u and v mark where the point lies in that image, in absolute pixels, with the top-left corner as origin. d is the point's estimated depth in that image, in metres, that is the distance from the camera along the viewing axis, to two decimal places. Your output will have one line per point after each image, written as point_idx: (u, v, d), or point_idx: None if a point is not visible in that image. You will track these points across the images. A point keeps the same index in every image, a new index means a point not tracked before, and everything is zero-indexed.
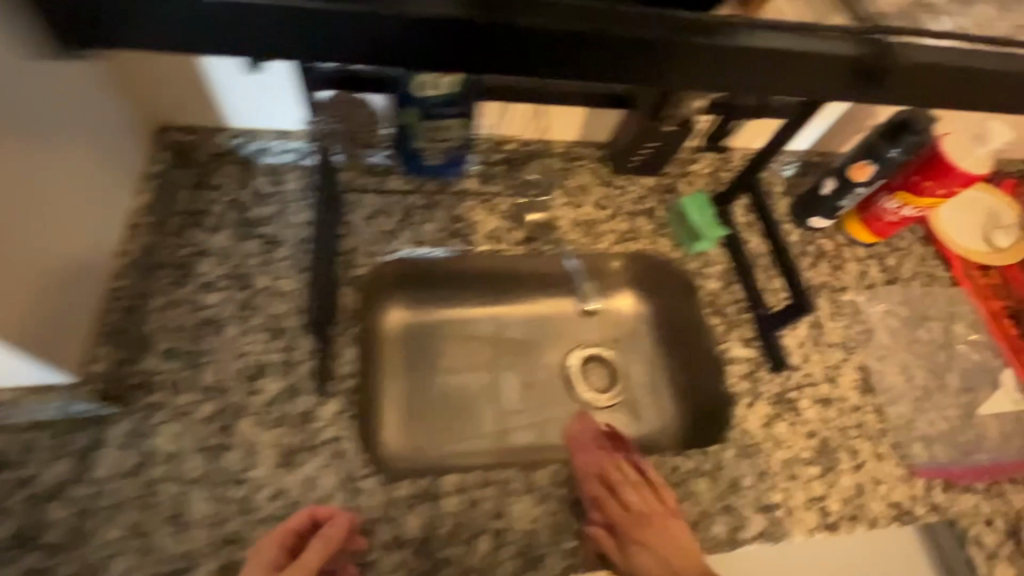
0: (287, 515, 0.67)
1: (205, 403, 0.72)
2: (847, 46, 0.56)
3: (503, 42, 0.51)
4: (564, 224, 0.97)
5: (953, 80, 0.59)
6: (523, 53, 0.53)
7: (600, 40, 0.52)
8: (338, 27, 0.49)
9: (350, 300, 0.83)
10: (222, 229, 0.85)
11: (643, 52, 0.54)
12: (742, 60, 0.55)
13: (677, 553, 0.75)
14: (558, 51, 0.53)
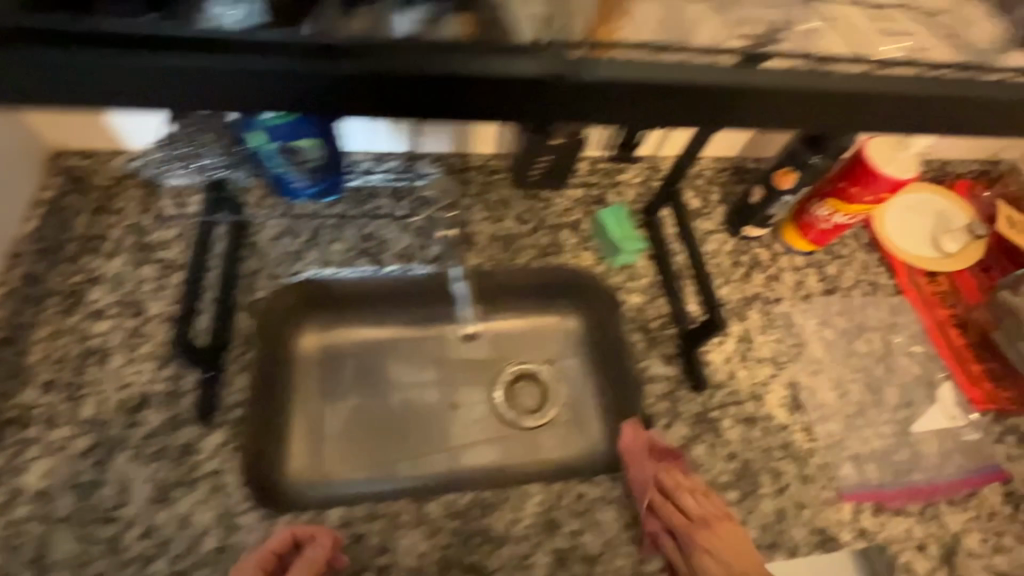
0: (156, 555, 0.65)
1: (81, 438, 0.69)
2: (700, 74, 0.50)
3: (302, 85, 0.46)
4: (481, 240, 0.94)
5: (829, 104, 0.53)
6: (329, 95, 0.47)
7: (412, 80, 0.47)
8: (177, 76, 0.44)
9: (244, 324, 0.80)
10: (118, 254, 0.82)
11: (467, 90, 0.48)
12: (580, 95, 0.50)
13: (738, 558, 0.67)
14: (368, 92, 0.47)
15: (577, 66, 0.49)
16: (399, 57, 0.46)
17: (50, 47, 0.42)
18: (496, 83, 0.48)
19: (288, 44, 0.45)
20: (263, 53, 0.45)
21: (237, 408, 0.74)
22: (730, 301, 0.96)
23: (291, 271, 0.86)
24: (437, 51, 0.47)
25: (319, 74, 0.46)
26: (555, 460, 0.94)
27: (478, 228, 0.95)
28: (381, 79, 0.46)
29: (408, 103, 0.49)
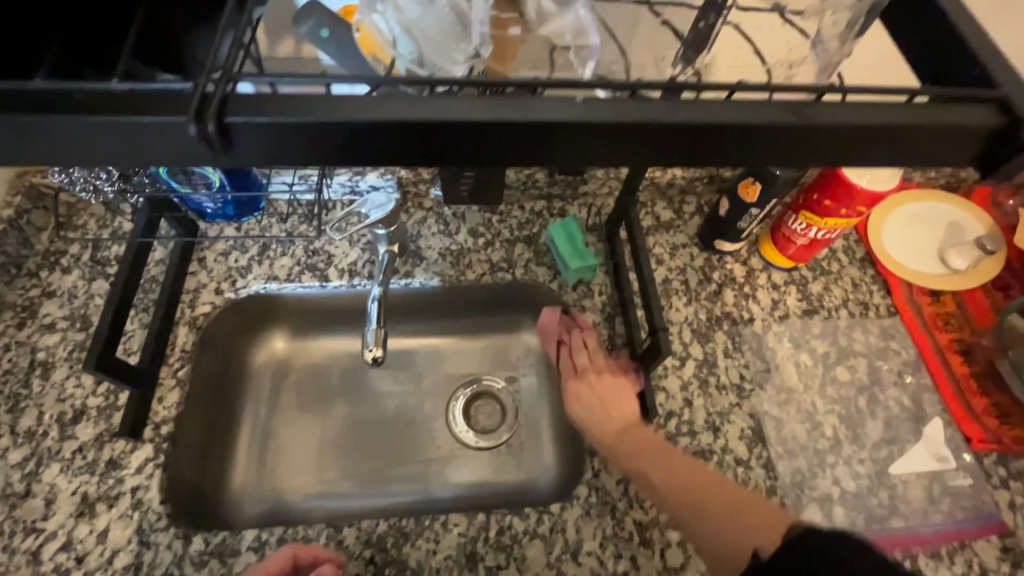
0: (71, 569, 0.66)
1: (17, 450, 0.72)
2: (552, 107, 0.40)
3: (54, 143, 0.38)
4: (432, 255, 0.93)
5: (732, 140, 0.42)
6: (91, 150, 0.39)
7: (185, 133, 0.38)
8: None
9: (183, 338, 0.82)
10: (74, 269, 0.85)
11: (256, 139, 0.39)
12: (403, 141, 0.40)
13: (626, 417, 0.74)
14: (135, 146, 0.39)
15: (393, 106, 0.39)
16: (162, 108, 0.38)
17: None
18: (292, 131, 0.39)
19: (29, 95, 0.38)
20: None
21: (166, 425, 0.76)
22: (696, 320, 0.88)
23: (236, 286, 0.87)
24: (212, 96, 0.39)
25: (69, 129, 0.38)
26: (504, 485, 0.89)
27: (429, 243, 0.93)
28: (141, 130, 0.38)
29: (189, 156, 0.40)
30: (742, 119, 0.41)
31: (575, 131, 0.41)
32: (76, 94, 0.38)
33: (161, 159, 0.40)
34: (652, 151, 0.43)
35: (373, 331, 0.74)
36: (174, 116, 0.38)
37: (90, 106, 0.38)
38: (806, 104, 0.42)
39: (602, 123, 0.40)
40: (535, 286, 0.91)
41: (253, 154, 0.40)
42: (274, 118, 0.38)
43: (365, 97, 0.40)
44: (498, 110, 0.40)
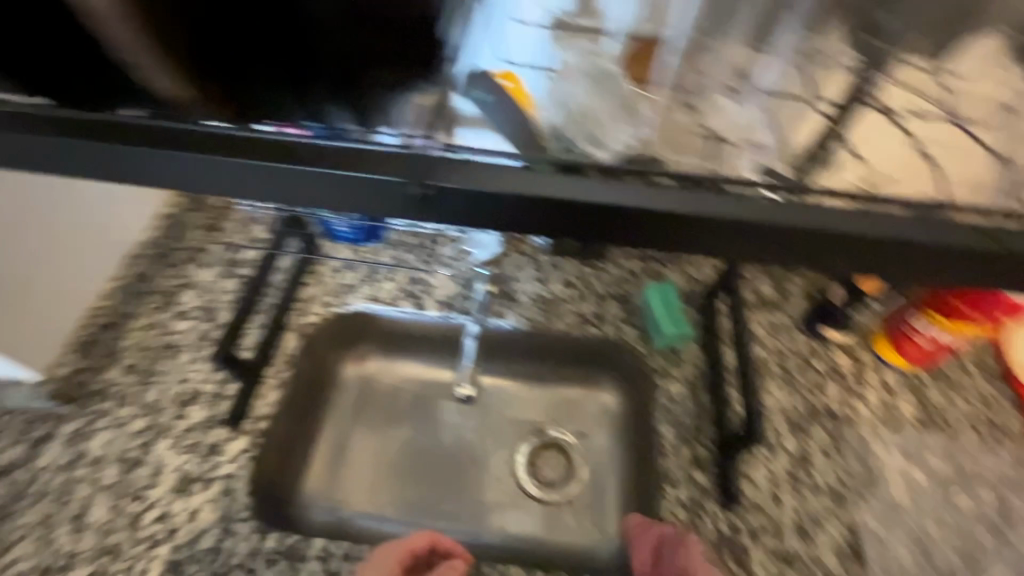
0: (164, 540, 0.71)
1: (138, 419, 0.80)
2: (715, 204, 0.42)
3: (238, 177, 0.43)
4: (524, 299, 0.94)
5: (895, 250, 0.42)
6: (265, 188, 0.43)
7: (372, 188, 0.42)
8: (184, 168, 0.43)
9: (291, 344, 0.89)
10: (211, 265, 0.95)
11: (431, 200, 0.42)
12: (561, 218, 0.42)
13: None
14: (322, 193, 0.43)
15: (568, 185, 0.42)
16: (344, 163, 0.42)
17: (94, 139, 0.42)
18: (466, 197, 0.42)
19: (240, 141, 0.43)
20: (209, 148, 0.42)
21: (263, 422, 0.81)
22: (793, 410, 0.82)
23: (341, 302, 0.94)
24: (389, 155, 0.43)
25: (271, 174, 0.42)
26: (562, 545, 0.86)
27: (523, 287, 0.95)
28: (317, 177, 0.42)
29: (363, 206, 0.44)
30: (897, 234, 0.41)
31: (728, 227, 0.41)
32: (272, 145, 0.43)
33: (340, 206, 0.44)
34: (801, 252, 0.42)
35: None
36: (363, 175, 0.42)
37: (294, 156, 0.42)
38: (976, 229, 0.42)
39: (757, 223, 0.41)
40: (620, 345, 0.90)
41: (416, 209, 0.43)
42: (450, 178, 0.42)
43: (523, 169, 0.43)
44: (657, 199, 0.42)
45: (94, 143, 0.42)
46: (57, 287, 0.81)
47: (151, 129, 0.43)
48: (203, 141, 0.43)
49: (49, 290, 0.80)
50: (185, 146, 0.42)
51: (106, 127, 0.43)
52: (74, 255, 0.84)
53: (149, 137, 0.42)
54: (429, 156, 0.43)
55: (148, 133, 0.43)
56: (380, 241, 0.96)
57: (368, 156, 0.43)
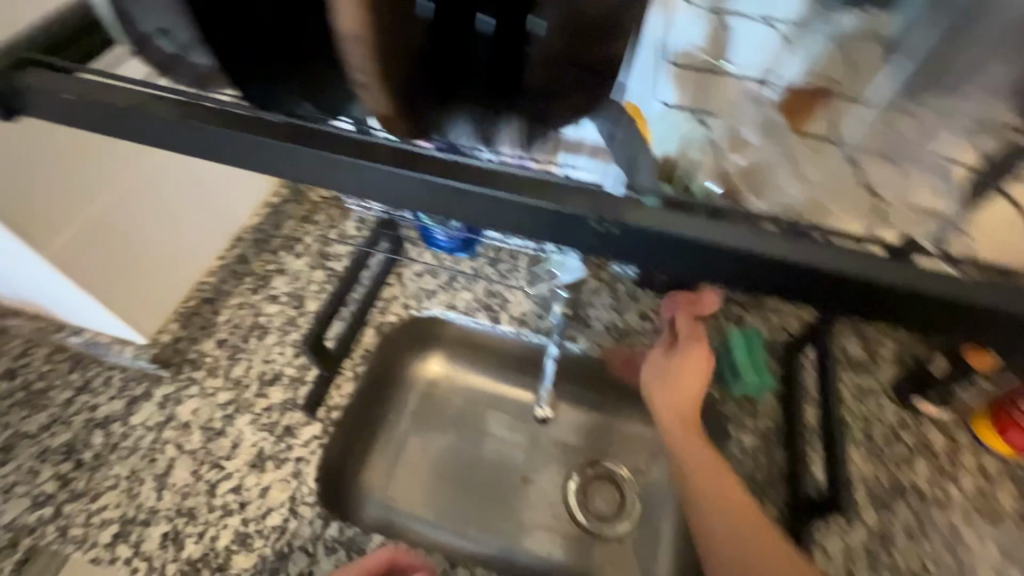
0: (235, 511, 0.75)
1: (224, 392, 0.85)
2: (889, 268, 0.38)
3: (390, 188, 0.41)
4: (598, 325, 0.94)
5: (957, 321, 0.39)
6: (432, 205, 0.42)
7: (530, 215, 0.40)
8: (338, 173, 0.41)
9: (369, 341, 0.93)
10: (304, 255, 1.00)
11: (587, 234, 0.40)
12: (721, 266, 0.40)
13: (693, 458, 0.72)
14: (474, 212, 0.41)
15: (733, 233, 0.39)
16: (500, 185, 0.40)
17: (253, 134, 0.41)
18: (627, 235, 0.40)
19: (395, 151, 0.41)
20: (366, 155, 0.41)
21: (336, 411, 0.85)
22: (876, 482, 0.77)
23: (420, 306, 0.96)
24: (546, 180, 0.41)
25: (426, 188, 0.41)
26: None
27: (598, 314, 0.95)
28: (489, 201, 0.40)
29: (515, 229, 0.42)
30: None
31: (899, 294, 0.38)
32: (430, 159, 0.41)
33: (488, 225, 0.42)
34: (977, 327, 0.39)
35: None
36: (525, 201, 0.40)
37: (452, 173, 0.41)
38: None
39: (934, 293, 0.38)
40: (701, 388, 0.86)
41: (578, 243, 0.41)
42: (607, 212, 0.40)
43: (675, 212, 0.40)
44: (825, 259, 0.38)
45: (250, 139, 0.41)
46: (174, 261, 0.88)
47: (309, 132, 0.41)
48: (360, 149, 0.41)
49: (167, 264, 0.86)
50: (342, 151, 0.41)
51: (267, 125, 0.41)
52: (192, 233, 0.90)
53: (305, 140, 0.41)
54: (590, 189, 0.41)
55: (306, 135, 0.41)
56: (471, 254, 0.99)
57: (523, 180, 0.41)
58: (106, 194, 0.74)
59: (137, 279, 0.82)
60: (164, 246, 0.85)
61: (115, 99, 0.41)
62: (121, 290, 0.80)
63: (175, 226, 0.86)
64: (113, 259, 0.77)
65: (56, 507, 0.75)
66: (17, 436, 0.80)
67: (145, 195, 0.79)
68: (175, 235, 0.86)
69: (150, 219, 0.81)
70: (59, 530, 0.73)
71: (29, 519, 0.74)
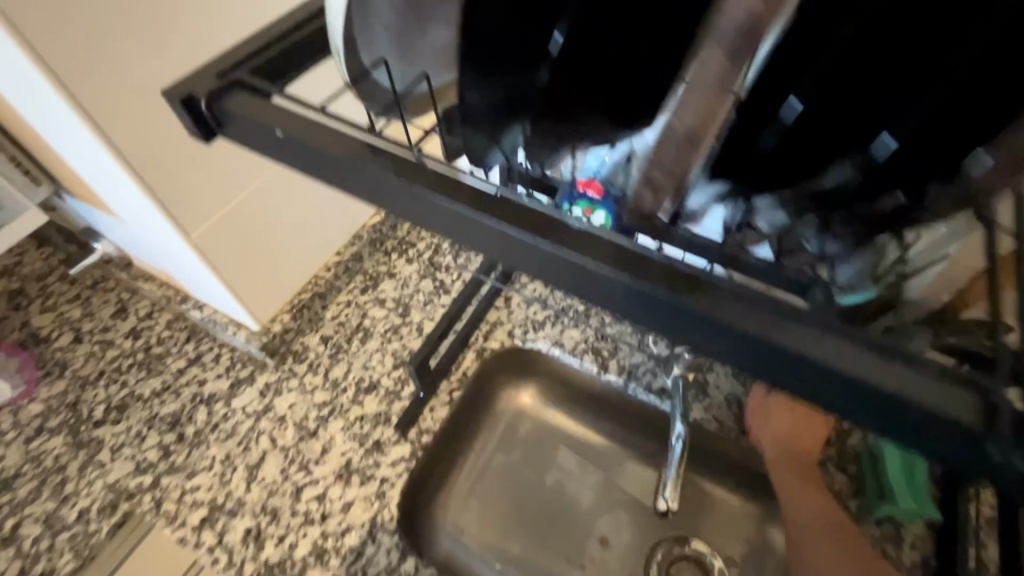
0: (315, 522, 0.73)
1: (322, 392, 0.84)
2: None
3: (552, 271, 0.33)
4: (716, 396, 0.84)
5: None
6: (645, 317, 0.32)
7: (786, 360, 0.29)
8: (534, 258, 0.32)
9: (469, 364, 0.89)
10: (415, 262, 0.98)
11: (862, 403, 0.28)
12: None
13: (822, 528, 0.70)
14: (703, 338, 0.31)
15: None
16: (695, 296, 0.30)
17: (440, 194, 0.33)
18: (926, 423, 0.27)
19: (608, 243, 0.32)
20: (573, 245, 0.31)
21: (427, 436, 0.81)
22: None
23: (525, 336, 0.91)
24: (764, 296, 0.30)
25: (646, 301, 0.31)
26: None
27: (718, 382, 0.85)
28: (729, 334, 0.30)
29: (755, 369, 0.31)
30: None
31: None
32: (653, 262, 0.31)
33: (717, 355, 0.31)
34: None
35: (671, 475, 0.63)
36: (784, 346, 0.29)
37: (687, 288, 0.30)
38: None
39: None
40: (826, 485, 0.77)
41: (844, 407, 0.29)
42: (838, 361, 0.28)
43: (921, 370, 0.28)
44: None
45: (435, 201, 0.33)
46: (294, 258, 0.86)
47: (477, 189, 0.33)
48: (522, 217, 0.32)
49: (287, 262, 0.85)
50: (543, 233, 0.32)
51: (439, 179, 0.33)
52: (315, 233, 0.88)
53: (459, 197, 0.33)
54: (879, 338, 0.29)
55: (501, 206, 0.33)
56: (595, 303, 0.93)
57: (732, 290, 0.30)
58: (253, 189, 0.73)
59: (259, 271, 0.81)
60: (289, 243, 0.84)
61: (293, 124, 0.35)
62: (244, 280, 0.79)
63: (302, 225, 0.85)
64: (245, 249, 0.76)
65: (155, 477, 0.76)
66: (130, 397, 0.83)
67: (284, 193, 0.78)
68: (300, 234, 0.85)
69: (283, 217, 0.80)
70: (154, 502, 0.74)
71: (130, 483, 0.76)
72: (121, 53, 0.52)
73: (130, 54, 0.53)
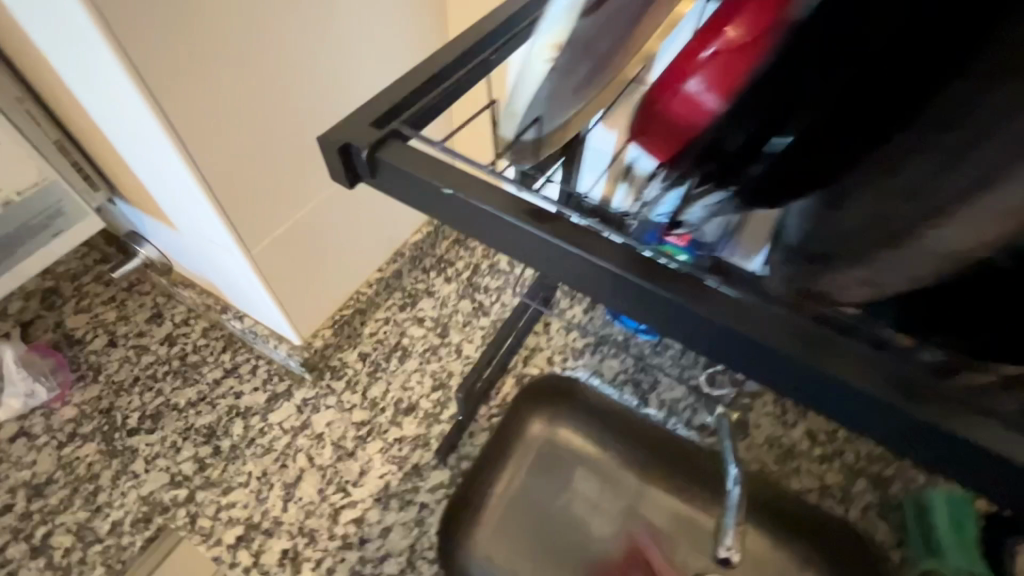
0: (353, 547, 0.73)
1: (360, 411, 0.83)
2: None
3: (671, 322, 0.31)
4: (757, 437, 0.83)
5: None
6: (774, 375, 0.30)
7: (939, 434, 0.26)
8: (652, 307, 0.31)
9: (507, 390, 0.88)
10: (453, 282, 0.97)
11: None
12: None
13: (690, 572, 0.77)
14: (839, 402, 0.28)
15: None
16: (837, 361, 0.27)
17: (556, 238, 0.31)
18: None
19: (735, 297, 0.29)
20: (700, 296, 0.29)
21: (466, 461, 0.81)
22: None
23: (565, 364, 0.90)
24: (902, 352, 0.28)
25: (778, 360, 0.29)
26: None
27: (761, 423, 0.84)
28: (872, 400, 0.27)
29: (902, 435, 0.28)
30: None
31: None
32: (786, 318, 0.29)
33: (851, 419, 0.29)
34: None
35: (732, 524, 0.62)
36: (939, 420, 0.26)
37: (823, 351, 0.28)
38: None
39: None
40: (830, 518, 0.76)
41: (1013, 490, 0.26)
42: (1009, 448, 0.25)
43: None
44: None
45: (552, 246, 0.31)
46: (339, 270, 0.84)
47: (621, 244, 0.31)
48: (664, 275, 0.30)
49: (332, 274, 0.83)
50: (665, 283, 0.30)
51: (590, 235, 0.32)
52: (362, 245, 0.86)
53: (600, 252, 0.31)
54: None
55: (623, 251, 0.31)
56: (657, 339, 0.89)
57: (872, 354, 0.28)
58: (307, 197, 0.70)
59: (305, 282, 0.79)
60: (337, 254, 0.81)
61: (444, 173, 0.33)
62: (294, 294, 0.78)
63: (350, 236, 0.82)
64: (295, 261, 0.74)
65: (189, 492, 0.75)
66: (164, 406, 0.82)
67: (337, 202, 0.76)
68: (348, 245, 0.83)
69: (332, 228, 0.77)
70: (189, 517, 0.74)
71: (165, 497, 0.75)
72: (214, 77, 0.52)
73: (221, 78, 0.53)
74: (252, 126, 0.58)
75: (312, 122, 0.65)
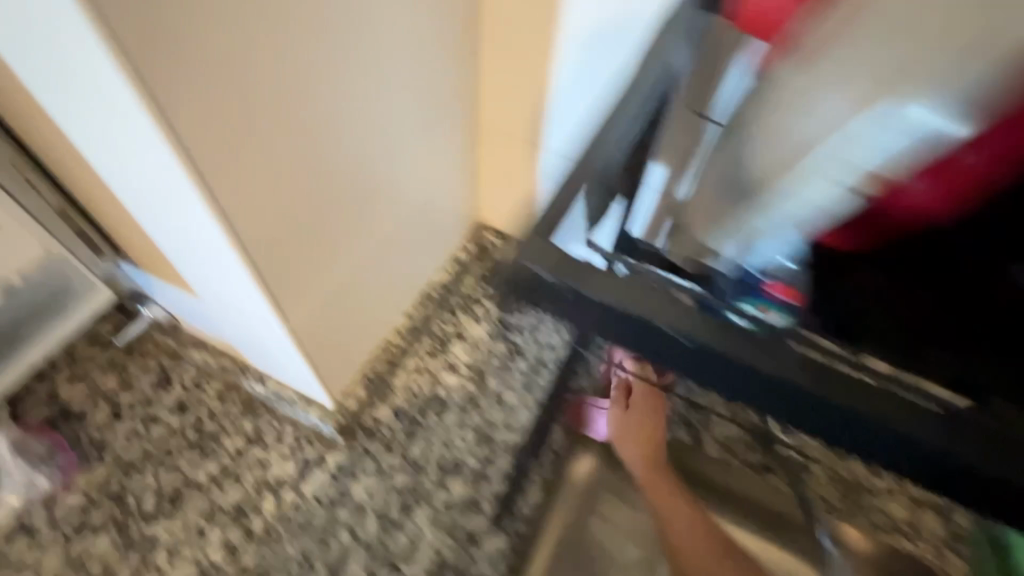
0: None
1: (402, 474, 0.77)
2: None
3: (835, 431, 0.29)
4: (820, 473, 0.80)
5: None
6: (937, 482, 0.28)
7: None
8: (811, 408, 0.28)
9: (558, 441, 0.82)
10: (485, 321, 0.91)
11: None
12: None
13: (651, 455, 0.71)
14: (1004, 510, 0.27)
15: None
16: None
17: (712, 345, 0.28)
18: None
19: (913, 403, 0.27)
20: (871, 405, 0.27)
21: (521, 522, 0.76)
22: None
23: None
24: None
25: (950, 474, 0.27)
26: None
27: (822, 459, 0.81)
28: None
29: None
30: None
31: None
32: (969, 432, 0.26)
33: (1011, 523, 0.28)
34: None
35: None
36: None
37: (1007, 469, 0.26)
38: None
39: None
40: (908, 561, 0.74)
41: None
42: None
43: None
44: None
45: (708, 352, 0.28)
46: (369, 322, 0.77)
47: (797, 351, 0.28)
48: (844, 386, 0.27)
49: (363, 328, 0.76)
50: (836, 392, 0.27)
51: (771, 353, 0.28)
52: (392, 291, 0.79)
53: (787, 372, 0.28)
54: None
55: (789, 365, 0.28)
56: None
57: None
58: (344, 253, 0.63)
59: (339, 341, 0.72)
60: (368, 305, 0.75)
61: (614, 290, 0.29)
62: (327, 357, 0.72)
63: (380, 285, 0.75)
64: (331, 325, 0.68)
65: None
66: (184, 483, 0.75)
67: (370, 252, 0.69)
68: (379, 294, 0.76)
69: (364, 280, 0.71)
70: None
71: None
72: (264, 151, 0.45)
73: (271, 151, 0.45)
74: (295, 190, 0.50)
75: (353, 178, 0.58)
